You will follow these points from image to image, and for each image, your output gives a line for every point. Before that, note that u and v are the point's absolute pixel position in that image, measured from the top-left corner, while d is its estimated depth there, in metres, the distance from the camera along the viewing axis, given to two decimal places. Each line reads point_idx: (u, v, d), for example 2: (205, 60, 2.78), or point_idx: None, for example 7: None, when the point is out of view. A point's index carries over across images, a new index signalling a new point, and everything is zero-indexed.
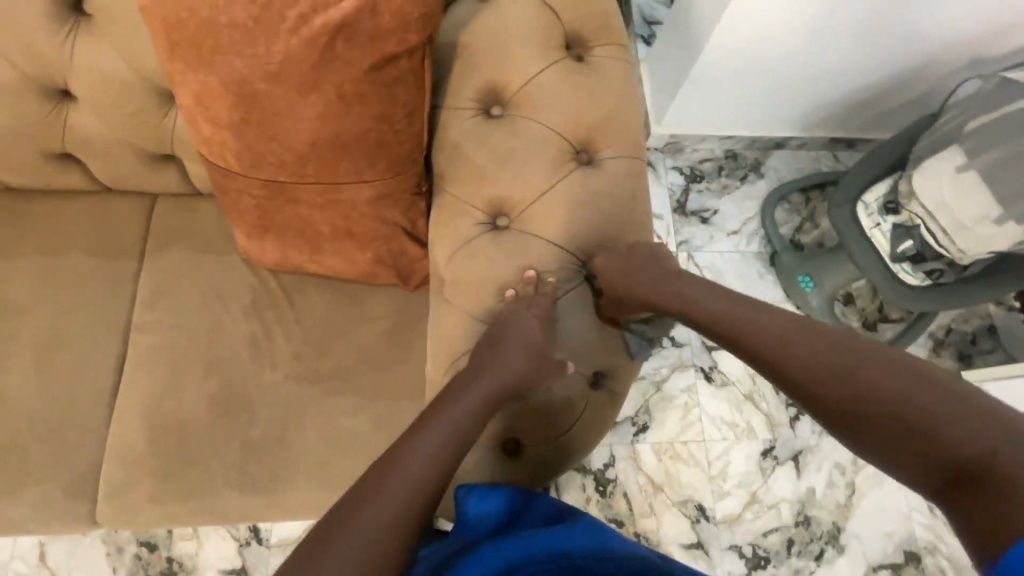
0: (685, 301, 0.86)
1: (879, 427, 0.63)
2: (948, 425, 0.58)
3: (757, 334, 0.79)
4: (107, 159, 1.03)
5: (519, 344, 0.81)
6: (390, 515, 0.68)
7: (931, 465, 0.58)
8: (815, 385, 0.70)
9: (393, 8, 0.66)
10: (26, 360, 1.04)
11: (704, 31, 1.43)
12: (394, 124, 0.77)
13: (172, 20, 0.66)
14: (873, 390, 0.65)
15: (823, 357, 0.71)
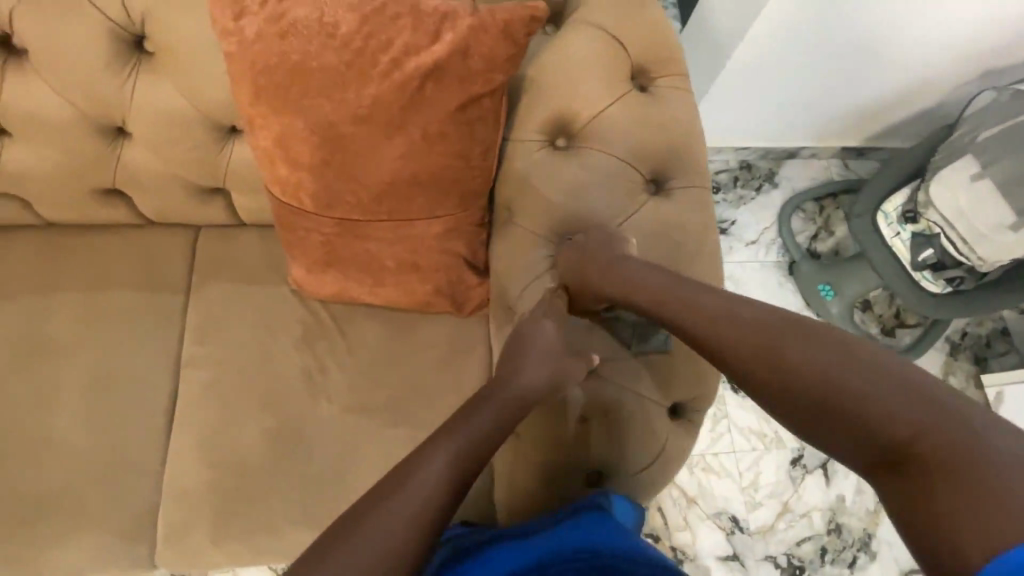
0: (663, 290, 0.77)
1: (847, 429, 0.59)
2: (915, 425, 0.54)
3: (713, 327, 0.71)
4: (154, 194, 1.00)
5: (544, 352, 0.80)
6: (411, 516, 0.65)
7: (896, 466, 0.55)
8: (777, 381, 0.65)
9: (484, 50, 0.66)
10: (77, 400, 1.03)
11: (728, 40, 1.41)
12: (470, 161, 0.76)
13: (260, 65, 0.66)
14: (838, 389, 0.60)
15: (782, 349, 0.65)
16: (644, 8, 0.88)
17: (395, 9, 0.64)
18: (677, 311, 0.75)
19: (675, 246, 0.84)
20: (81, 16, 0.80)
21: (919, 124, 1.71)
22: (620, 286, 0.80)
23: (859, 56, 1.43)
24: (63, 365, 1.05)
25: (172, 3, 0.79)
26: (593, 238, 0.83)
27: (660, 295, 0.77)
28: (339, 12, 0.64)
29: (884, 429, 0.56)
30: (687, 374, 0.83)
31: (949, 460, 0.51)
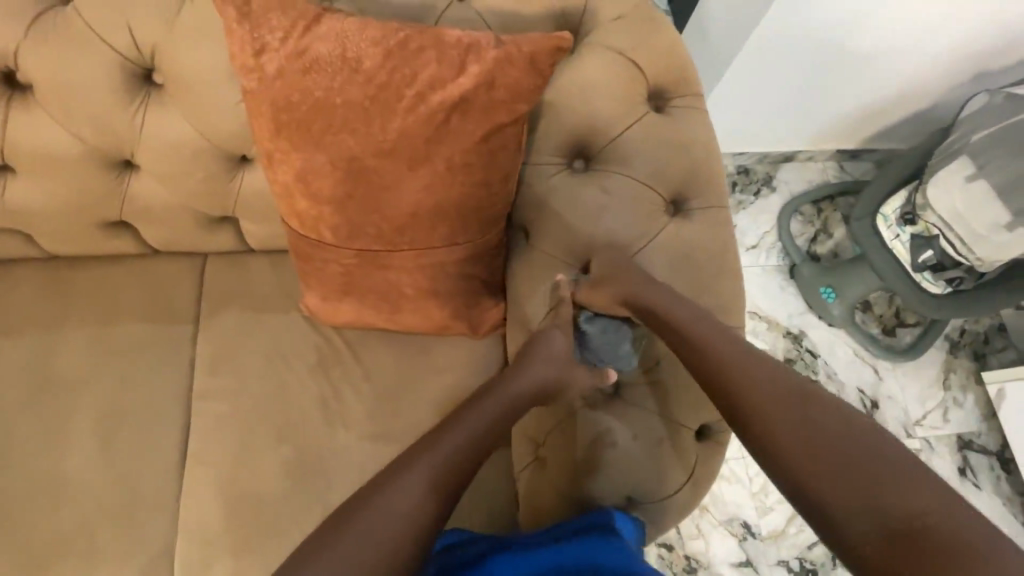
0: (683, 322, 0.77)
1: (853, 501, 0.61)
2: (921, 508, 0.58)
3: (734, 379, 0.73)
4: (164, 225, 0.98)
5: (544, 357, 0.83)
6: (403, 514, 0.68)
7: (895, 544, 0.57)
8: (790, 441, 0.66)
9: (509, 81, 0.65)
10: (88, 438, 1.00)
11: (729, 48, 1.42)
12: (493, 189, 0.75)
13: (282, 101, 0.65)
14: (852, 461, 0.63)
15: (800, 413, 0.68)
16: (658, 28, 0.88)
17: (419, 42, 0.64)
18: (700, 356, 0.75)
19: (698, 267, 0.84)
20: (89, 50, 0.78)
21: (914, 127, 1.72)
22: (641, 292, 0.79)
23: (857, 62, 1.44)
24: (73, 402, 1.02)
25: (183, 35, 0.77)
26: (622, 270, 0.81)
27: (685, 328, 0.77)
28: (363, 46, 0.63)
29: (891, 507, 0.59)
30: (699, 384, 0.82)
31: (950, 548, 0.55)
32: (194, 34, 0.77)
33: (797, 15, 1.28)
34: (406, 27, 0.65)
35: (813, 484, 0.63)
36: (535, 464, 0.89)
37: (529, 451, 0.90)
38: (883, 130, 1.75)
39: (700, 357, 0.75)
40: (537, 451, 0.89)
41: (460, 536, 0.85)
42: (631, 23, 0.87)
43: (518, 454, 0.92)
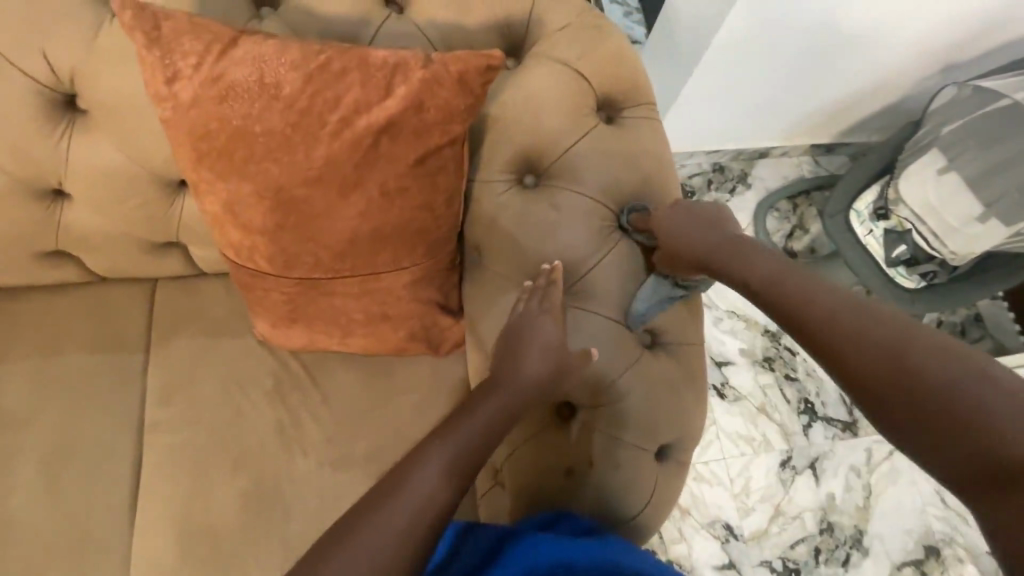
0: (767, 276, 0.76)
1: (944, 428, 0.56)
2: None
3: (821, 321, 0.67)
4: (104, 253, 0.94)
5: (536, 348, 0.76)
6: (424, 497, 0.67)
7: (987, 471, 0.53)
8: (876, 373, 0.61)
9: (439, 102, 0.62)
10: (34, 478, 0.96)
11: (693, 47, 1.39)
12: (435, 210, 0.72)
13: (199, 130, 0.62)
14: (944, 393, 0.57)
15: (889, 345, 0.62)
16: (607, 36, 0.85)
17: (340, 64, 0.61)
18: (786, 305, 0.71)
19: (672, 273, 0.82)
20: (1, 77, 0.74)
21: (886, 119, 1.71)
22: (704, 247, 0.81)
23: (823, 57, 1.42)
24: (16, 439, 0.98)
25: (102, 60, 0.74)
26: (682, 210, 0.83)
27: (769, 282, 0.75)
28: (281, 71, 0.60)
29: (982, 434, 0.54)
30: (661, 403, 0.80)
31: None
32: (114, 57, 0.74)
33: (759, 12, 1.25)
34: (328, 48, 0.62)
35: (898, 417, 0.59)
36: (497, 488, 0.86)
37: (490, 474, 0.87)
38: (853, 124, 1.74)
39: (787, 306, 0.71)
40: (496, 476, 0.87)
41: (451, 542, 0.77)
42: (578, 32, 0.84)
43: (479, 479, 0.90)
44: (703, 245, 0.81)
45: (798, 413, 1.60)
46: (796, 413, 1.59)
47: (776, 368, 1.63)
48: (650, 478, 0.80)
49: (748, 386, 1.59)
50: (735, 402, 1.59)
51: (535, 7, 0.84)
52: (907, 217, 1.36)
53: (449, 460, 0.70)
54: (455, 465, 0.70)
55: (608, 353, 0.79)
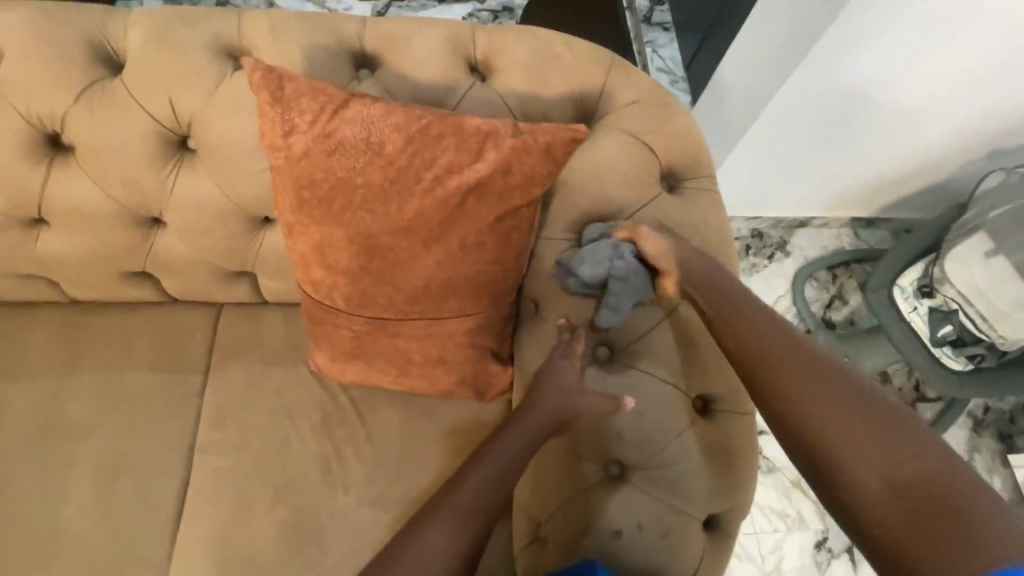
0: (720, 290, 0.76)
1: (876, 464, 0.59)
2: (955, 482, 0.56)
3: (775, 351, 0.69)
4: (184, 279, 1.00)
5: (554, 388, 0.79)
6: (442, 549, 0.68)
7: (911, 506, 0.56)
8: (822, 415, 0.63)
9: (525, 169, 0.67)
10: (88, 490, 1.00)
11: (743, 118, 1.44)
12: (504, 264, 0.76)
13: (305, 180, 0.68)
14: (888, 439, 0.60)
15: (843, 393, 0.64)
16: (674, 114, 0.91)
17: (439, 129, 0.67)
18: (744, 333, 0.72)
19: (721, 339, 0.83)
20: (129, 118, 0.83)
21: (932, 198, 1.71)
22: (683, 258, 0.79)
23: (874, 133, 1.45)
24: (76, 452, 1.02)
25: (218, 108, 0.82)
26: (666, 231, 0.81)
27: (730, 304, 0.75)
28: (385, 132, 0.66)
29: (913, 473, 0.57)
30: (715, 471, 0.80)
31: (966, 511, 0.54)
32: (229, 108, 0.82)
33: (810, 90, 1.30)
34: (427, 114, 0.68)
35: (842, 460, 0.60)
36: (536, 545, 0.85)
37: (530, 528, 0.86)
38: (897, 200, 1.74)
39: (740, 323, 0.73)
40: (537, 531, 0.85)
41: None
42: (645, 107, 0.90)
43: (518, 532, 0.88)
44: (671, 255, 0.79)
45: None
46: None
47: None
48: (694, 545, 0.79)
49: (783, 457, 1.53)
50: (769, 473, 1.54)
51: (608, 83, 0.90)
52: (953, 297, 1.36)
53: (464, 507, 0.71)
54: (465, 520, 0.70)
55: (660, 414, 0.81)
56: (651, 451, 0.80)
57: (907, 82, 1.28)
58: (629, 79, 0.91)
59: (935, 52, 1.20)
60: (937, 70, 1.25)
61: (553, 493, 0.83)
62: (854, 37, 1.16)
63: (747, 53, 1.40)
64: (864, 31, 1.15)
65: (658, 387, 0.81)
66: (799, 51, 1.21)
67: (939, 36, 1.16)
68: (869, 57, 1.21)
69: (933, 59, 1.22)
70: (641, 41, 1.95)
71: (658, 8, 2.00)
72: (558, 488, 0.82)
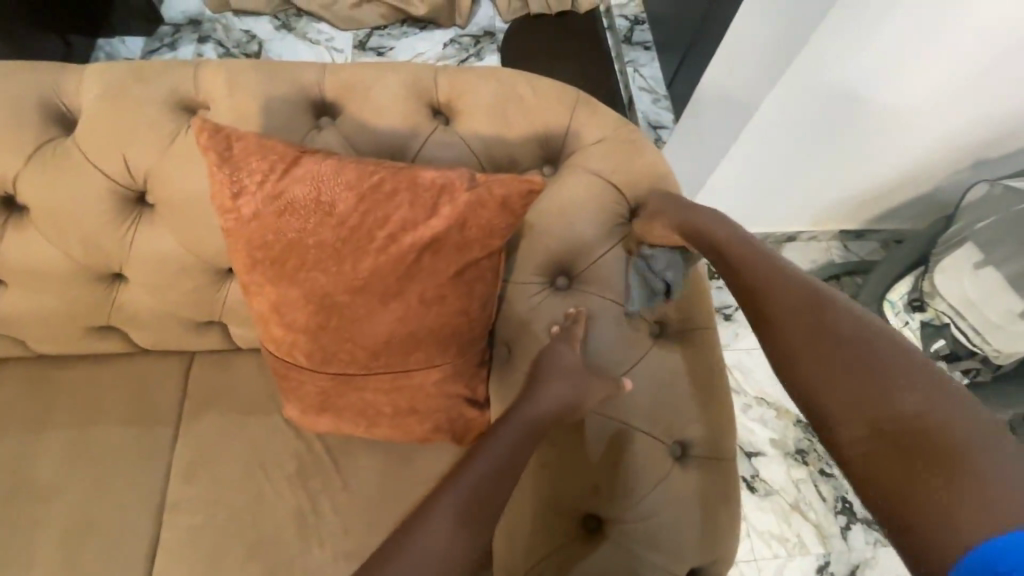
0: (720, 243, 0.77)
1: (863, 409, 0.59)
2: (942, 412, 0.56)
3: (775, 297, 0.69)
4: (150, 332, 0.98)
5: (565, 375, 0.76)
6: (437, 556, 0.65)
7: (896, 448, 0.56)
8: (820, 374, 0.63)
9: (482, 222, 0.65)
10: (54, 555, 0.96)
11: (730, 128, 1.38)
12: (470, 314, 0.73)
13: (257, 240, 0.66)
14: (879, 373, 0.60)
15: (840, 338, 0.63)
16: (640, 150, 0.90)
17: (392, 185, 0.65)
18: (746, 287, 0.72)
19: (696, 380, 0.82)
20: (84, 177, 0.81)
21: (917, 209, 1.70)
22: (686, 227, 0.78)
23: (855, 141, 1.41)
24: (42, 514, 0.99)
25: (175, 163, 0.81)
26: (666, 204, 0.82)
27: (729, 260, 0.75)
28: (337, 190, 0.64)
29: (901, 411, 0.57)
30: (699, 523, 0.77)
31: (961, 458, 0.53)
32: (187, 162, 0.80)
33: (789, 105, 1.26)
34: (381, 168, 0.66)
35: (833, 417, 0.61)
36: None
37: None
38: (883, 212, 1.72)
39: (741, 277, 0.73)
40: None
41: None
42: (613, 145, 0.88)
43: None
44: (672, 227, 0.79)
45: (835, 512, 1.48)
46: (834, 514, 1.48)
47: (810, 462, 1.53)
48: None
49: (781, 479, 1.49)
50: (767, 497, 1.49)
51: (573, 120, 0.89)
52: (945, 311, 1.34)
53: (461, 504, 0.68)
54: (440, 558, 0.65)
55: (640, 467, 0.78)
56: (628, 503, 0.77)
57: (888, 94, 1.26)
58: (595, 116, 0.89)
59: (921, 53, 1.15)
60: (914, 83, 1.23)
61: (531, 551, 0.79)
62: (842, 39, 1.10)
63: (731, 62, 1.34)
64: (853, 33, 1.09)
65: (632, 435, 0.79)
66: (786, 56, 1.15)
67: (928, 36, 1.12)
68: (857, 59, 1.15)
69: (912, 68, 1.19)
70: (622, 62, 1.95)
71: (638, 27, 1.99)
72: (537, 543, 0.79)
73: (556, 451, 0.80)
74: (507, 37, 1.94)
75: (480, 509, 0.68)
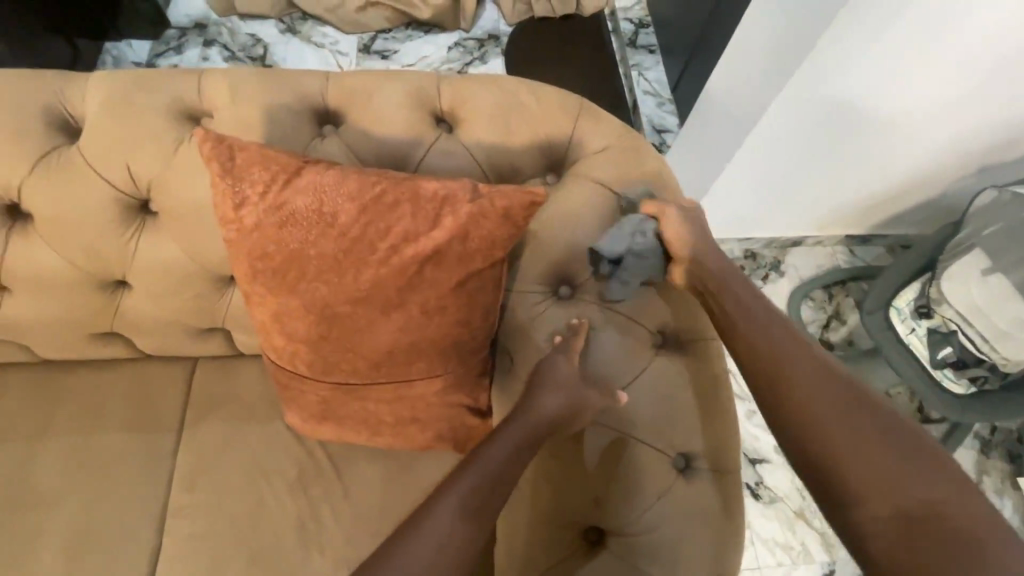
0: (728, 296, 0.78)
1: (878, 485, 0.60)
2: (950, 498, 0.59)
3: (788, 362, 0.70)
4: (153, 339, 0.98)
5: (564, 386, 0.76)
6: (427, 562, 0.64)
7: (909, 528, 0.58)
8: (835, 445, 0.64)
9: (483, 233, 0.65)
10: (56, 561, 0.97)
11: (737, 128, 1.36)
12: (471, 324, 0.73)
13: (258, 251, 0.66)
14: (883, 441, 0.63)
15: (854, 414, 0.65)
16: (643, 160, 0.89)
17: (394, 196, 0.65)
18: (758, 345, 0.73)
19: (699, 390, 0.81)
20: (88, 186, 0.81)
21: (923, 214, 1.68)
22: (699, 246, 0.81)
23: (862, 149, 1.41)
24: (45, 520, 0.99)
25: (178, 172, 0.81)
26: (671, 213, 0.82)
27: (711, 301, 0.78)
28: (338, 201, 0.64)
29: (913, 492, 0.60)
30: (702, 537, 0.76)
31: (969, 541, 0.56)
32: (190, 170, 0.80)
33: (793, 111, 1.26)
34: (382, 179, 0.66)
35: (848, 489, 0.62)
36: None
37: None
38: (888, 218, 1.71)
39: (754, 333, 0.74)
40: None
41: None
42: (617, 153, 0.88)
43: None
44: (682, 236, 0.81)
45: None
46: None
47: None
48: None
49: (785, 487, 1.47)
50: (771, 504, 1.48)
51: (577, 129, 0.88)
52: (952, 317, 1.32)
53: (458, 513, 0.68)
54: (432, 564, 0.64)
55: (642, 479, 0.77)
56: (630, 516, 0.77)
57: (892, 103, 1.25)
58: (599, 124, 0.89)
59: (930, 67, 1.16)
60: (919, 91, 1.22)
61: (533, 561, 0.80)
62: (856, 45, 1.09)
63: (738, 63, 1.33)
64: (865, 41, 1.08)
65: (634, 447, 0.78)
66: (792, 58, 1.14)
67: (936, 51, 1.13)
68: (869, 68, 1.15)
69: (917, 78, 1.19)
70: (626, 65, 1.94)
71: (642, 30, 1.98)
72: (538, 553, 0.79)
73: (558, 462, 0.81)
74: (511, 40, 1.94)
75: (474, 519, 0.68)
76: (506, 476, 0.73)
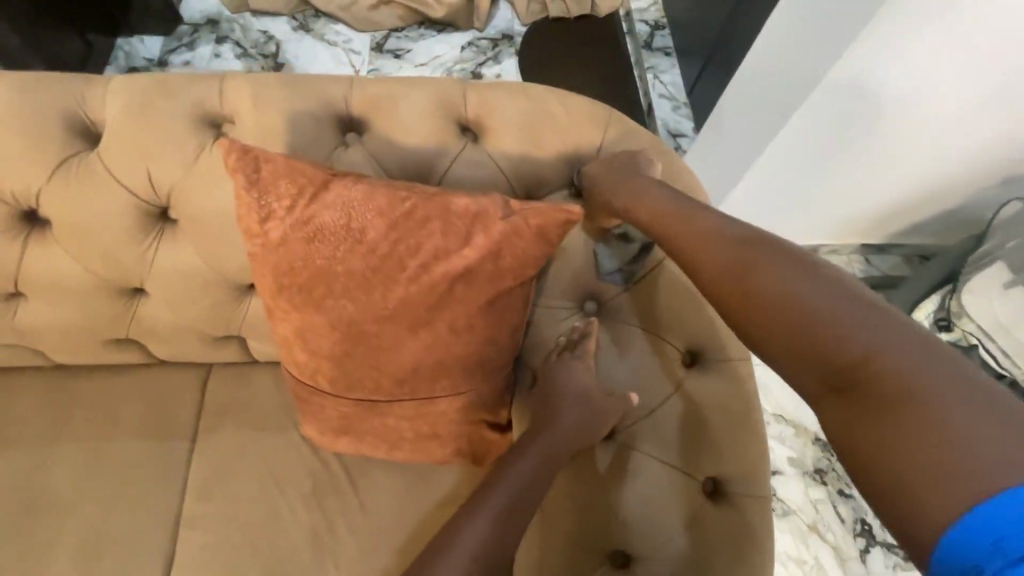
0: (657, 214, 0.76)
1: (811, 362, 0.55)
2: (893, 351, 0.51)
3: (706, 259, 0.68)
4: (169, 346, 0.97)
5: (583, 409, 0.75)
6: None
7: (844, 399, 0.53)
8: (762, 335, 0.60)
9: (516, 252, 0.63)
10: (68, 569, 0.95)
11: (746, 146, 1.32)
12: (498, 342, 0.71)
13: (285, 266, 0.64)
14: (816, 313, 0.56)
15: (773, 292, 0.59)
16: (671, 173, 0.87)
17: (424, 212, 0.63)
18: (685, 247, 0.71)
19: (731, 411, 0.78)
20: (107, 192, 0.80)
21: (943, 225, 1.62)
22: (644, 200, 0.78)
23: (880, 158, 1.33)
24: (57, 527, 0.98)
25: (200, 179, 0.79)
26: (635, 179, 0.80)
27: (668, 229, 0.74)
28: (367, 217, 0.62)
29: (845, 356, 0.53)
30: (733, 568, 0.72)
31: (918, 399, 0.48)
32: (211, 178, 0.79)
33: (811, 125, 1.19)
34: (412, 195, 0.64)
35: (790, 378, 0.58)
36: None
37: None
38: (909, 230, 1.65)
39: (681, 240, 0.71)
40: None
41: None
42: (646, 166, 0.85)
43: None
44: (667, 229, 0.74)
45: (855, 535, 1.44)
46: (853, 536, 1.44)
47: (829, 482, 1.49)
48: None
49: (797, 499, 1.45)
50: (782, 516, 1.46)
51: (606, 139, 0.86)
52: (973, 331, 1.29)
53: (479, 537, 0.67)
54: None
55: (664, 503, 0.76)
56: (655, 541, 0.75)
57: (914, 109, 1.17)
58: (628, 136, 0.87)
59: (950, 77, 1.09)
60: (943, 99, 1.15)
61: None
62: (870, 62, 1.03)
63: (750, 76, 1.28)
64: (879, 55, 1.02)
65: (656, 470, 0.77)
66: (805, 72, 1.09)
67: (954, 56, 1.04)
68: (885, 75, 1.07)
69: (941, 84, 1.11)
70: (642, 68, 1.91)
71: (659, 33, 1.95)
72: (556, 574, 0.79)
73: (581, 484, 0.79)
74: (526, 41, 1.91)
75: (496, 542, 0.68)
76: (527, 497, 0.72)
